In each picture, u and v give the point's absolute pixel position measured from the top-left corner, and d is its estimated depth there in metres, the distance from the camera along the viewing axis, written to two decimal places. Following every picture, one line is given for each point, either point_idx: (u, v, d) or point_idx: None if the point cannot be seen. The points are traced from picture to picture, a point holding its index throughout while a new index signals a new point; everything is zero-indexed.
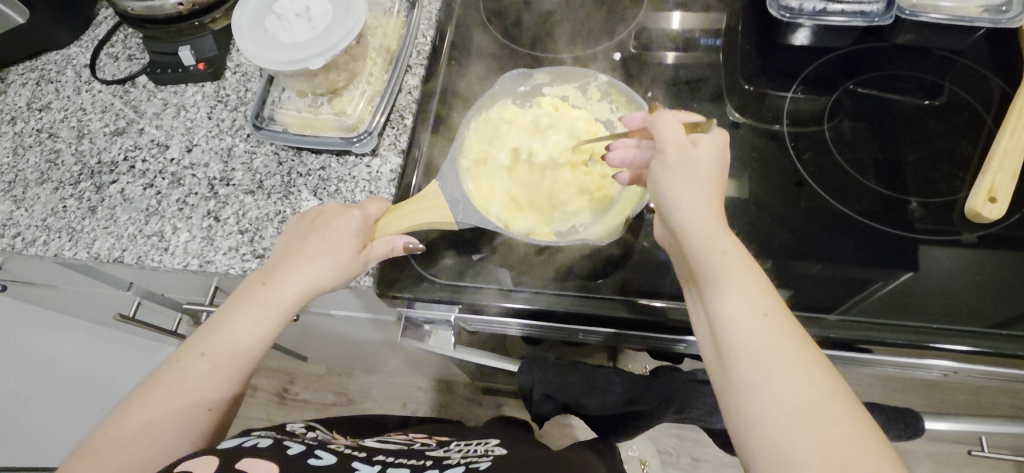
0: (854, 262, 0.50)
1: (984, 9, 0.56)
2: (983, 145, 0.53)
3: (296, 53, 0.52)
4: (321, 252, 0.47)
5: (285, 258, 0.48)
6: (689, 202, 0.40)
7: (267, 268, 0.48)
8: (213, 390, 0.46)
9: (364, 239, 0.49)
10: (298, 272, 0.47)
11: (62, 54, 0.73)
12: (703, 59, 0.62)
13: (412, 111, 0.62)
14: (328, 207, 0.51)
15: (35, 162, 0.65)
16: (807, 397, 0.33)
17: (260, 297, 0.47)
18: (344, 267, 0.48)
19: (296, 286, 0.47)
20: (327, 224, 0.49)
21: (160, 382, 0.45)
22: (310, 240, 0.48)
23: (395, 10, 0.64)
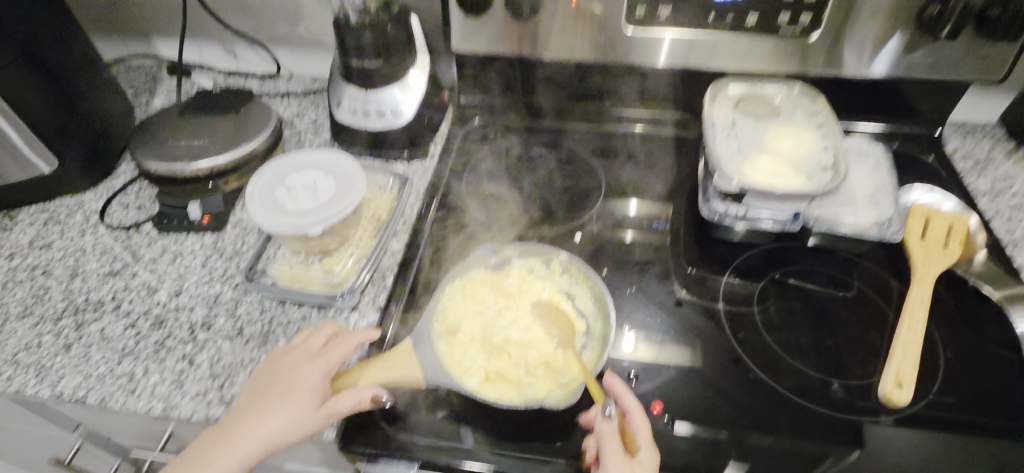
0: (790, 437, 0.55)
1: (874, 223, 0.66)
2: (890, 335, 0.61)
3: (297, 219, 0.59)
4: (279, 409, 0.51)
5: (243, 418, 0.52)
6: None
7: (225, 427, 0.52)
8: None
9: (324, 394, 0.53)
10: (252, 432, 0.51)
11: (76, 199, 0.80)
12: (651, 243, 0.72)
13: (393, 271, 0.68)
14: (287, 361, 0.55)
15: (22, 296, 0.67)
16: None
17: (212, 460, 0.50)
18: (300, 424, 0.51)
19: (251, 445, 0.50)
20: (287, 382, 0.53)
21: None
22: (269, 397, 0.52)
23: (389, 187, 0.75)
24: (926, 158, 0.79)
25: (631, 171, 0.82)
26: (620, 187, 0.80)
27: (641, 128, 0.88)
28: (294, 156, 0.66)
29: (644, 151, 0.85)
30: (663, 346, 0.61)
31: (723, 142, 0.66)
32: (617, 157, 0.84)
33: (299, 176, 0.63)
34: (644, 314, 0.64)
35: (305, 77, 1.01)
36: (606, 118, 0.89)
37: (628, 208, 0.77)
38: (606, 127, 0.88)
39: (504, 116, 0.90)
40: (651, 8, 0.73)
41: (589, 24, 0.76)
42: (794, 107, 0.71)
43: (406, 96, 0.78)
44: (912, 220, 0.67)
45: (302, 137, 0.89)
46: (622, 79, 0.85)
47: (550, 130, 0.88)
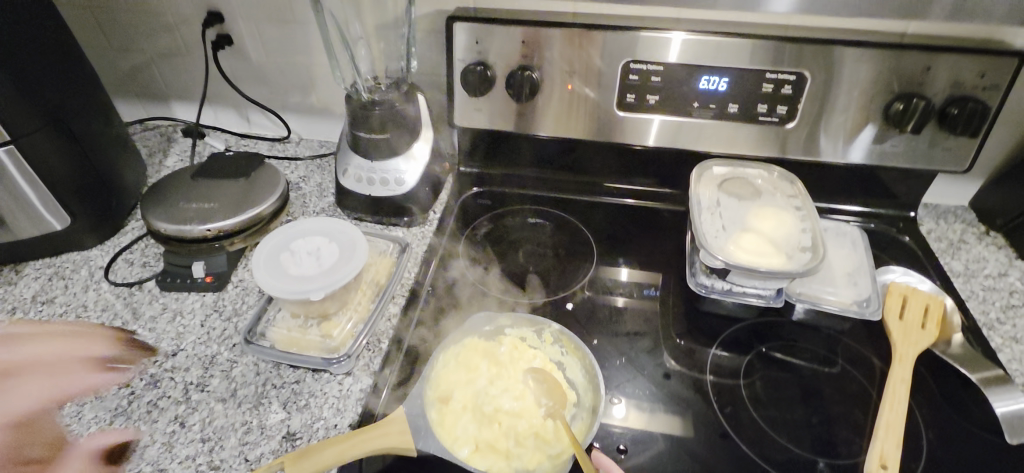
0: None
1: (854, 301, 0.69)
2: (873, 413, 0.63)
3: (301, 285, 0.61)
4: None
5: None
6: None
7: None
8: None
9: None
10: None
11: (83, 254, 0.82)
12: (641, 313, 0.74)
13: (388, 336, 0.69)
14: None
15: (19, 351, 0.68)
16: None
17: None
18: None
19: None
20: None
21: None
22: None
23: (389, 252, 0.77)
24: (903, 239, 0.83)
25: (622, 242, 0.85)
26: (611, 257, 0.83)
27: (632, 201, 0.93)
28: (299, 223, 0.69)
29: (635, 223, 0.89)
30: (650, 417, 0.62)
31: (708, 220, 0.70)
32: (609, 228, 0.88)
33: (304, 241, 0.66)
34: (632, 385, 0.65)
35: (313, 142, 1.06)
36: (599, 191, 0.94)
37: (619, 278, 0.79)
38: (598, 199, 0.93)
39: (502, 185, 0.95)
40: (641, 94, 0.78)
41: (583, 106, 0.81)
42: (775, 188, 0.75)
43: (410, 166, 0.82)
44: (890, 299, 0.70)
45: (307, 200, 0.92)
46: (613, 155, 0.91)
47: (545, 200, 0.92)
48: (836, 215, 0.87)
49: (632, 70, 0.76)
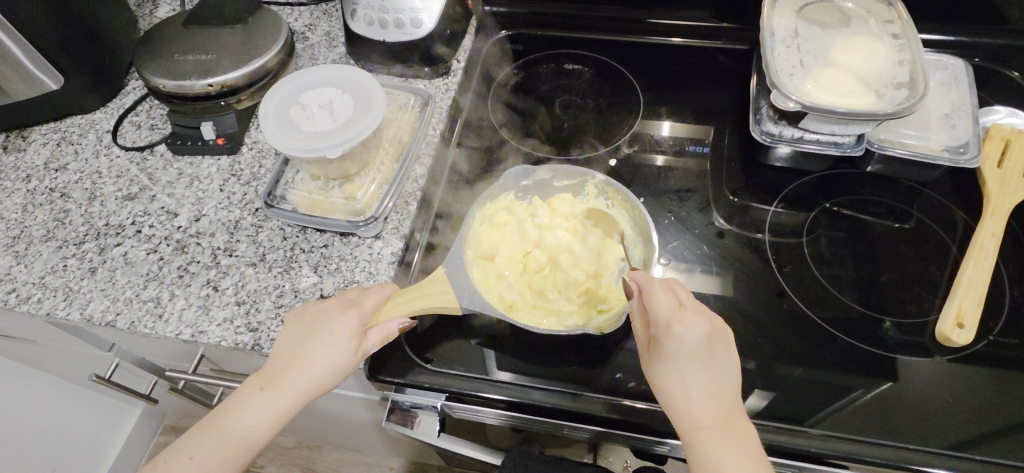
0: (835, 373, 0.52)
1: (944, 148, 0.59)
2: (951, 271, 0.57)
3: (315, 142, 0.55)
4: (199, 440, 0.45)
5: (278, 363, 0.48)
6: (700, 389, 0.44)
7: (266, 371, 0.47)
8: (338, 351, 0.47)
9: (360, 328, 0.49)
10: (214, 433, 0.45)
11: (87, 118, 0.76)
12: (693, 168, 0.67)
13: (417, 198, 0.64)
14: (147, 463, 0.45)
15: (43, 219, 0.66)
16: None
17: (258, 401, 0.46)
18: (342, 365, 0.47)
19: (298, 388, 0.46)
20: (319, 327, 0.48)
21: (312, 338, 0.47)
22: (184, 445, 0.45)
23: (410, 106, 0.69)
24: (1010, 75, 0.70)
25: (672, 88, 0.75)
26: (659, 105, 0.73)
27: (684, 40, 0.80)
28: (306, 72, 0.60)
29: (687, 66, 0.77)
30: (700, 276, 0.58)
31: (783, 55, 0.59)
32: (656, 73, 0.77)
33: (313, 93, 0.58)
34: (682, 244, 0.60)
35: None
36: (646, 29, 0.81)
37: (664, 130, 0.71)
38: (645, 39, 0.80)
39: (533, 26, 0.82)
40: None
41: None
42: (868, 12, 0.62)
43: (427, 3, 0.70)
44: (989, 144, 0.61)
45: (315, 51, 0.83)
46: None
47: (583, 42, 0.80)
48: (933, 49, 0.73)
49: None
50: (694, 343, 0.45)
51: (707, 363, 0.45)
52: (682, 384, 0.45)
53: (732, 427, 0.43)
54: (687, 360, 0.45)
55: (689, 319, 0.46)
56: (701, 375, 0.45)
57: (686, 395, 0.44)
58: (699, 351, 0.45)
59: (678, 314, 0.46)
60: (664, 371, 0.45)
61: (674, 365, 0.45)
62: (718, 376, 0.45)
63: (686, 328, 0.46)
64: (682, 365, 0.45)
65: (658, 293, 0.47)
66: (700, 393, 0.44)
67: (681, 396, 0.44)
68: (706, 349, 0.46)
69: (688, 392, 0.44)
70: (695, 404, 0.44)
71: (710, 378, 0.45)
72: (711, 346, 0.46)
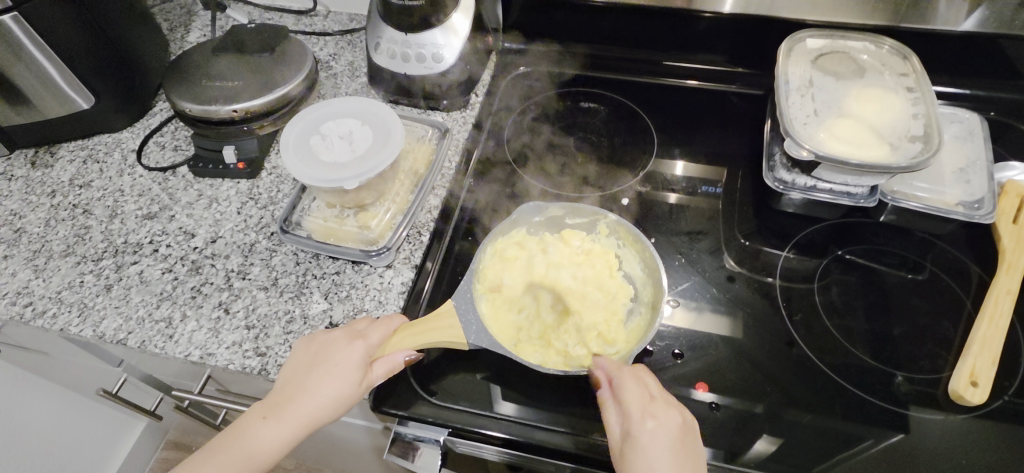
0: (846, 427, 0.51)
1: (959, 202, 0.59)
2: (966, 327, 0.56)
3: (333, 173, 0.56)
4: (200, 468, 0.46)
5: (280, 394, 0.48)
6: None
7: (269, 402, 0.47)
8: (341, 384, 0.47)
9: (366, 361, 0.49)
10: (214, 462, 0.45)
11: (114, 137, 0.79)
12: (704, 210, 0.67)
13: (429, 228, 0.65)
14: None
15: (64, 235, 0.68)
16: None
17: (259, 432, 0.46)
18: (345, 397, 0.47)
19: (299, 418, 0.46)
20: (325, 358, 0.48)
21: (316, 370, 0.47)
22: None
23: (428, 138, 0.70)
24: None
25: (685, 130, 0.76)
26: (673, 146, 0.74)
27: (698, 82, 0.81)
28: (328, 103, 0.61)
29: (701, 108, 0.78)
30: (710, 321, 0.57)
31: (797, 104, 0.60)
32: (670, 114, 0.78)
33: (334, 124, 0.59)
34: (691, 287, 0.60)
35: (342, 14, 0.96)
36: (661, 71, 0.82)
37: (676, 170, 0.71)
38: (660, 80, 0.81)
39: (551, 64, 0.84)
40: None
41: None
42: (882, 64, 0.63)
43: (449, 40, 0.72)
44: (1004, 200, 0.61)
45: (338, 80, 0.85)
46: (681, 25, 0.78)
47: (599, 81, 0.82)
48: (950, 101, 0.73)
49: None
50: (658, 438, 0.45)
51: (680, 459, 0.44)
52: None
53: None
54: (654, 452, 0.44)
55: (660, 413, 0.46)
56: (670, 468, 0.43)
57: None
58: (663, 446, 0.44)
59: (645, 407, 0.46)
60: (645, 471, 0.43)
61: (648, 457, 0.44)
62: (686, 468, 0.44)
63: (659, 417, 0.45)
64: (650, 459, 0.44)
65: (628, 384, 0.47)
66: None
67: None
68: (675, 442, 0.45)
69: None
70: None
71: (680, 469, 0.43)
72: (682, 441, 0.45)
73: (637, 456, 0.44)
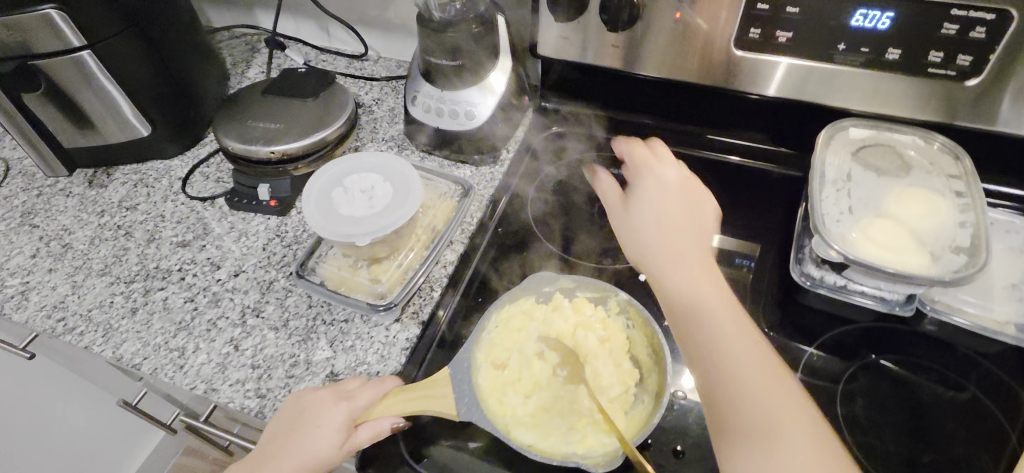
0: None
1: (1008, 323, 0.54)
2: (1009, 465, 0.50)
3: (348, 227, 0.57)
4: None
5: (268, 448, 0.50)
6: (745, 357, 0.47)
7: (257, 456, 0.50)
8: (320, 446, 0.48)
9: (348, 423, 0.49)
10: None
11: (165, 164, 0.84)
12: None
13: (442, 285, 0.65)
14: None
15: (104, 254, 0.72)
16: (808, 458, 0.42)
17: None
18: (324, 458, 0.48)
19: None
20: (308, 419, 0.49)
21: (297, 430, 0.49)
22: None
23: (451, 195, 0.71)
24: None
25: (715, 206, 0.73)
26: None
27: (735, 157, 0.79)
28: (357, 156, 0.63)
29: (734, 185, 0.76)
30: None
31: (831, 198, 0.57)
32: (701, 188, 0.76)
33: (358, 178, 0.61)
34: None
35: (392, 60, 1.00)
36: (697, 142, 0.80)
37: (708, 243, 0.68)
38: (695, 152, 0.79)
39: (585, 126, 0.84)
40: (769, 30, 0.62)
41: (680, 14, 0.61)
42: (931, 163, 0.59)
43: (484, 98, 0.74)
44: None
45: (377, 125, 0.88)
46: (721, 99, 0.76)
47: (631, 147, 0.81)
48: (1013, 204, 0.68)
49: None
50: (732, 326, 0.49)
51: (751, 351, 0.48)
52: (728, 405, 0.45)
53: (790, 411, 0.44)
54: (717, 318, 0.50)
55: (706, 279, 0.54)
56: (735, 333, 0.49)
57: (733, 369, 0.46)
58: (720, 310, 0.51)
59: (674, 250, 0.57)
60: (738, 387, 0.45)
61: (706, 336, 0.49)
62: (759, 352, 0.48)
63: (683, 271, 0.55)
64: (735, 370, 0.46)
65: (683, 234, 0.58)
66: (751, 375, 0.46)
67: (732, 419, 0.44)
68: (737, 329, 0.49)
69: (730, 347, 0.48)
70: (757, 406, 0.44)
71: (751, 358, 0.47)
72: (715, 284, 0.54)
73: (720, 366, 0.47)
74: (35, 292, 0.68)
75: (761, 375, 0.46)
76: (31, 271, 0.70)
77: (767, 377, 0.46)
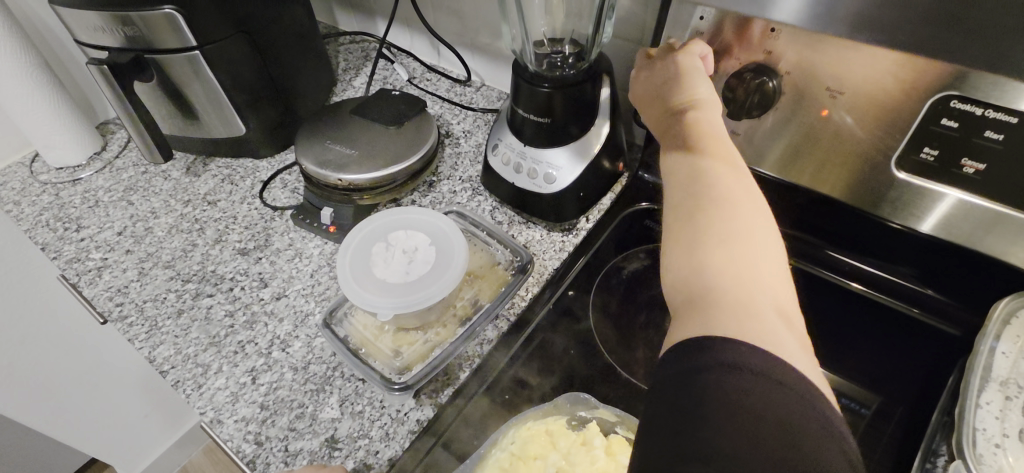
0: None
1: None
2: None
3: (374, 294, 0.51)
4: None
5: None
6: (722, 246, 0.40)
7: None
8: None
9: None
10: None
11: (255, 163, 0.86)
12: None
13: (472, 366, 0.58)
14: None
15: (175, 246, 0.74)
16: (768, 265, 0.40)
17: None
18: None
19: None
20: None
21: None
22: None
23: (506, 265, 0.64)
24: None
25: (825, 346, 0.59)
26: None
27: (864, 289, 0.62)
28: (409, 209, 0.58)
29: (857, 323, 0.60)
30: None
31: None
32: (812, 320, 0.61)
33: (404, 235, 0.56)
34: None
35: (494, 90, 0.94)
36: (821, 258, 0.65)
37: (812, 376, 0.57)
38: (812, 271, 0.64)
39: None
40: (951, 154, 0.47)
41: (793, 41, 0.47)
42: None
43: (569, 163, 0.65)
44: None
45: (458, 161, 0.82)
46: (863, 221, 0.59)
47: None
48: None
49: (947, 111, 0.45)
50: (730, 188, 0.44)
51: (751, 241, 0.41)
52: (726, 270, 0.39)
53: (743, 266, 0.39)
54: (720, 181, 0.44)
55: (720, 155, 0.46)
56: (737, 254, 0.40)
57: (718, 198, 0.43)
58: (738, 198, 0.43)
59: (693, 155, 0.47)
60: (706, 239, 0.41)
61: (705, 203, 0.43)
62: (729, 231, 0.41)
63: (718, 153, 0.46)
64: (723, 217, 0.41)
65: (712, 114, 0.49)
66: (726, 258, 0.39)
67: (722, 276, 0.39)
68: (730, 190, 0.43)
69: (718, 262, 0.39)
70: (711, 244, 0.40)
71: (722, 239, 0.40)
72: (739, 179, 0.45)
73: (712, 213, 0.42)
74: (108, 271, 0.72)
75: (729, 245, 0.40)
76: (112, 248, 0.75)
77: (750, 258, 0.40)
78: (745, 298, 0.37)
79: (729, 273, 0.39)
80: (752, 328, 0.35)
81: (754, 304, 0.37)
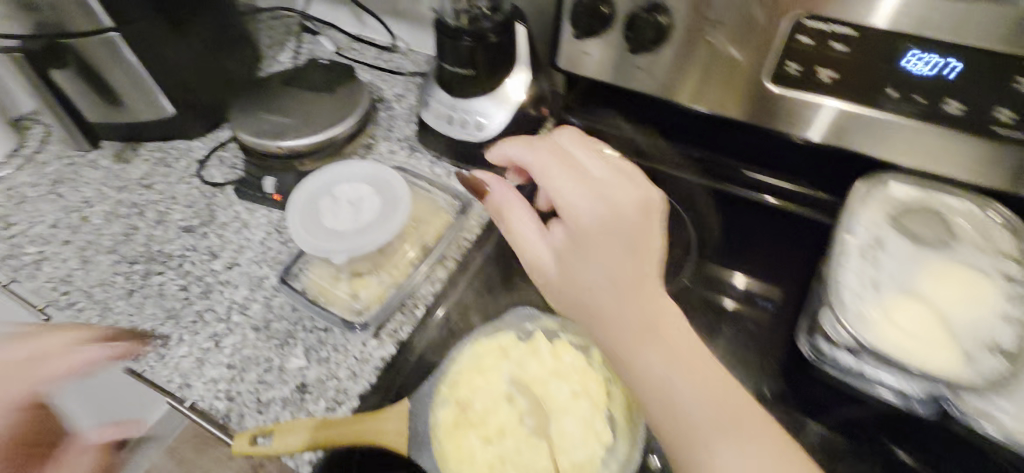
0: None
1: None
2: None
3: (326, 242, 0.55)
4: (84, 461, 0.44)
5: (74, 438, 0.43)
6: (628, 330, 0.41)
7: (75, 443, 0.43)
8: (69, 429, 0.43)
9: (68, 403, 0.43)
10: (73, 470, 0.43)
11: (187, 144, 0.85)
12: (726, 353, 0.59)
13: (426, 304, 0.63)
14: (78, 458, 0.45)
15: (115, 232, 0.74)
16: (706, 404, 0.41)
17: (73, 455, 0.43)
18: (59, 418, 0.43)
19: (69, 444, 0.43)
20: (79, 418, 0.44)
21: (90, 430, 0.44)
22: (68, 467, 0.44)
23: (449, 208, 0.68)
24: None
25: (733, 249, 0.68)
26: (715, 268, 0.66)
27: (776, 201, 0.70)
28: (349, 163, 0.61)
29: (759, 226, 0.69)
30: None
31: (856, 268, 0.50)
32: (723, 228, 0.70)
33: (347, 187, 0.59)
34: None
35: (421, 54, 0.97)
36: (730, 177, 0.73)
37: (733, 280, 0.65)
38: (728, 189, 0.72)
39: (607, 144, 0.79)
40: (811, 66, 0.56)
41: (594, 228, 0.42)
42: (983, 239, 0.51)
43: (497, 109, 0.70)
44: None
45: (394, 123, 0.85)
46: (763, 140, 0.71)
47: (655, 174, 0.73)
48: None
49: (804, 29, 0.54)
50: (603, 276, 0.42)
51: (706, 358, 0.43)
52: (658, 390, 0.41)
53: (698, 372, 0.42)
54: (589, 256, 0.42)
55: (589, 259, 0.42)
56: (659, 362, 0.41)
57: (598, 287, 0.42)
58: (618, 293, 0.42)
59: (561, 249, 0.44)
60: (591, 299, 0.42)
61: (591, 321, 0.43)
62: (635, 307, 0.42)
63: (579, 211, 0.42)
64: (595, 310, 0.42)
65: (580, 202, 0.42)
66: (694, 414, 0.41)
67: (680, 422, 0.40)
68: (629, 279, 0.42)
69: (659, 402, 0.41)
70: (631, 362, 0.42)
71: (685, 363, 0.41)
72: (630, 265, 0.42)
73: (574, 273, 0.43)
74: (48, 263, 0.71)
75: (680, 375, 0.41)
76: (48, 241, 0.74)
77: (687, 351, 0.42)
78: (725, 433, 0.40)
79: (670, 428, 0.41)
80: (738, 449, 0.40)
81: (697, 421, 0.40)
